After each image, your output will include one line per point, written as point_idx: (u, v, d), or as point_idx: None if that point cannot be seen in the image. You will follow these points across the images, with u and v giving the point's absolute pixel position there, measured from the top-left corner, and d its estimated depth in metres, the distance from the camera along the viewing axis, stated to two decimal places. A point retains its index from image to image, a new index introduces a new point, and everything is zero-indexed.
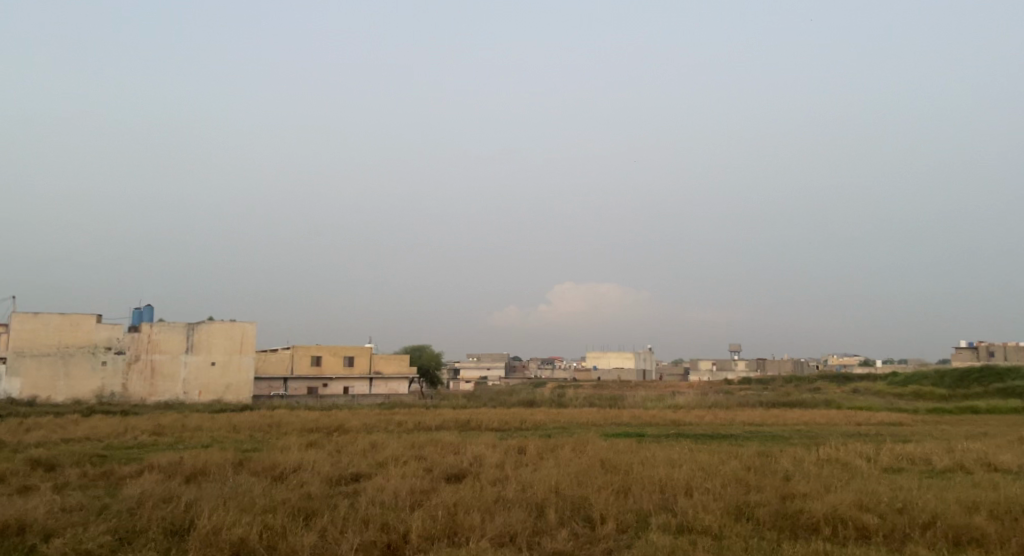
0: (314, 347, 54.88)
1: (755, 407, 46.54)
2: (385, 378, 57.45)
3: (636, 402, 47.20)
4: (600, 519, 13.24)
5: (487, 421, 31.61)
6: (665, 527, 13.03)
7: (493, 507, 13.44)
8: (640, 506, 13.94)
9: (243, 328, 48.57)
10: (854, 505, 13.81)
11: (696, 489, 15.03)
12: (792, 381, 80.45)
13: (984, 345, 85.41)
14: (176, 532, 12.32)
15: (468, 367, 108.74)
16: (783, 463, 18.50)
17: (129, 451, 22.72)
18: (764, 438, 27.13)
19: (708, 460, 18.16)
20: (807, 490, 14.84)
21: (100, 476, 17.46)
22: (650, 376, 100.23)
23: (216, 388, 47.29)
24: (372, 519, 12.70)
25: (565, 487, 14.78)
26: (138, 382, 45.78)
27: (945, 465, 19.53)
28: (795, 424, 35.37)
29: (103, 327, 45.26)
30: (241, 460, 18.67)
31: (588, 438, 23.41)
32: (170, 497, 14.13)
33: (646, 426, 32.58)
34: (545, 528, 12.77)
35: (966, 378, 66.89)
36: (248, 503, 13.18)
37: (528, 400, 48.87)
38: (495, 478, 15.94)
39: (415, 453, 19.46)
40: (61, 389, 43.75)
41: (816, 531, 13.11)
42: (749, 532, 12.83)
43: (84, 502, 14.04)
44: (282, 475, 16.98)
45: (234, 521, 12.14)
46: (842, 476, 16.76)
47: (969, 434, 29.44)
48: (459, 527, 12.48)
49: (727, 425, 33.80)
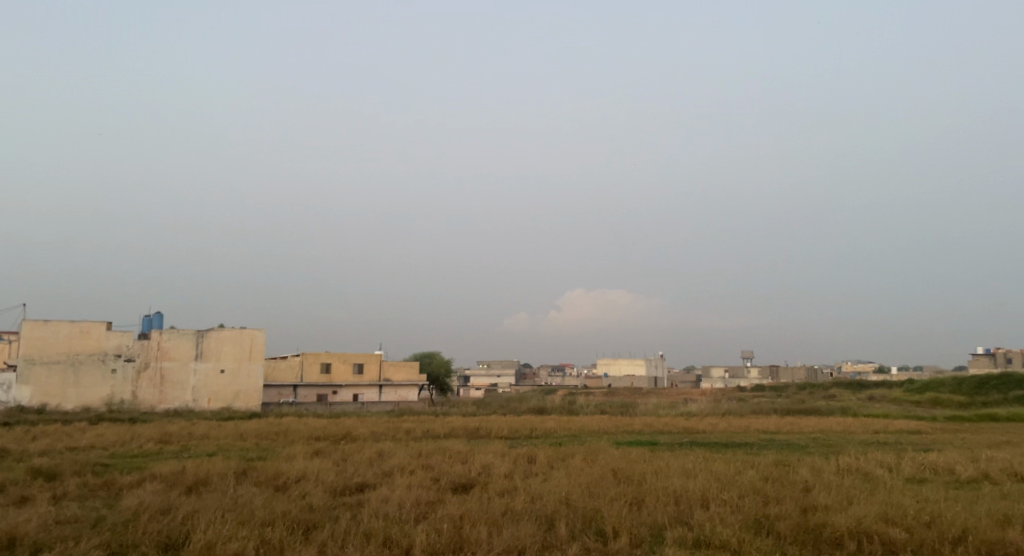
0: (324, 354, 54.55)
1: (769, 414, 45.85)
2: (394, 385, 56.95)
3: (648, 410, 46.51)
4: (613, 533, 12.67)
5: (497, 429, 31.10)
6: (680, 541, 12.49)
7: (501, 520, 12.90)
8: (654, 518, 13.40)
9: (253, 335, 48.19)
10: (879, 518, 13.23)
11: (712, 500, 14.47)
12: (805, 388, 79.50)
13: (1001, 352, 84.40)
14: (170, 547, 11.83)
15: (478, 374, 107.97)
16: (801, 473, 17.94)
17: (133, 459, 22.36)
18: (780, 447, 26.51)
19: (725, 470, 17.58)
20: (828, 503, 14.25)
21: (100, 486, 17.04)
22: (661, 382, 99.30)
23: (226, 396, 46.93)
24: (375, 532, 12.17)
25: (576, 498, 14.27)
26: (148, 389, 45.41)
27: (969, 475, 18.96)
28: (811, 432, 34.74)
29: (113, 334, 44.94)
30: (245, 470, 18.21)
31: (601, 446, 22.89)
32: (169, 508, 13.66)
33: (658, 434, 31.97)
34: (555, 543, 12.23)
35: (984, 385, 65.95)
36: (246, 515, 12.69)
37: (539, 407, 48.30)
38: (503, 489, 15.43)
39: (423, 462, 18.98)
40: (71, 397, 43.43)
41: (839, 545, 12.55)
42: (770, 547, 12.27)
43: (79, 515, 13.55)
44: (285, 485, 16.53)
45: (230, 535, 11.66)
46: (864, 487, 16.20)
47: (992, 443, 28.75)
48: (465, 541, 11.94)
49: (742, 432, 33.20)
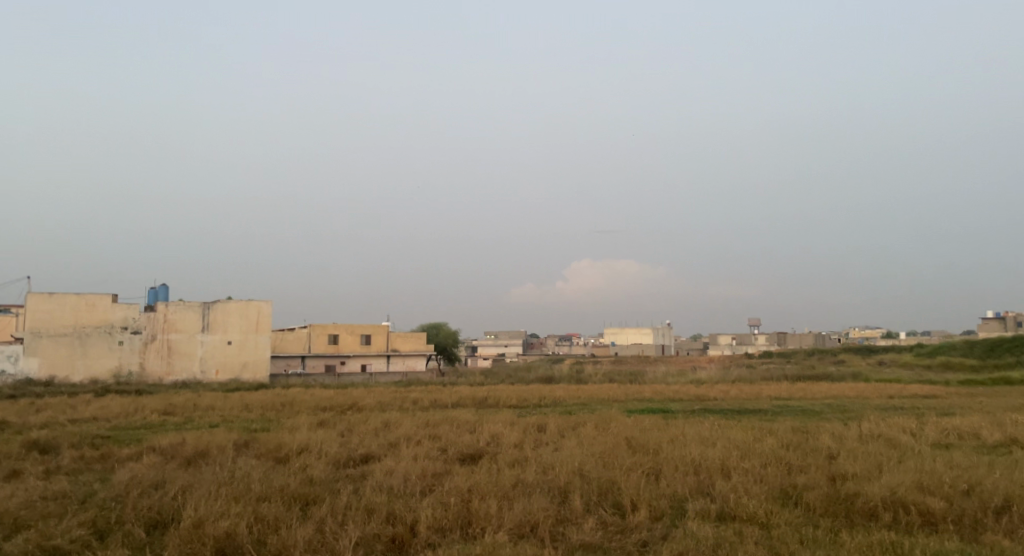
0: (332, 325, 53.92)
1: (780, 381, 45.14)
2: (402, 355, 56.28)
3: (657, 378, 45.84)
4: (631, 506, 11.96)
5: (505, 397, 30.45)
6: (703, 513, 11.78)
7: (512, 493, 12.17)
8: (674, 489, 12.67)
9: (259, 307, 47.49)
10: (914, 487, 12.68)
11: (733, 469, 13.78)
12: (814, 354, 78.66)
13: (1012, 315, 83.46)
14: (160, 525, 11.10)
15: (486, 343, 107.53)
16: (823, 439, 17.25)
17: (134, 431, 21.68)
18: (795, 414, 25.79)
19: (742, 438, 16.85)
20: (857, 471, 13.60)
21: (96, 459, 16.33)
22: (669, 349, 98.90)
23: (233, 367, 46.43)
24: (377, 508, 11.44)
25: (590, 468, 13.53)
26: (156, 361, 44.87)
27: (996, 440, 18.29)
28: (825, 398, 34.08)
29: (119, 306, 44.31)
30: (245, 442, 17.49)
31: (614, 414, 22.19)
32: (162, 482, 12.91)
33: (670, 401, 31.24)
34: (570, 517, 11.50)
35: (997, 347, 65.07)
36: (241, 489, 11.94)
37: (548, 376, 47.75)
38: (514, 459, 14.75)
39: (430, 432, 18.29)
40: (79, 369, 42.93)
41: (873, 517, 11.97)
42: (800, 520, 11.56)
43: (68, 488, 12.78)
44: (286, 457, 15.83)
45: (222, 512, 10.92)
46: (891, 453, 15.57)
47: (1013, 406, 28.12)
48: (474, 516, 11.21)
49: (755, 399, 32.46)
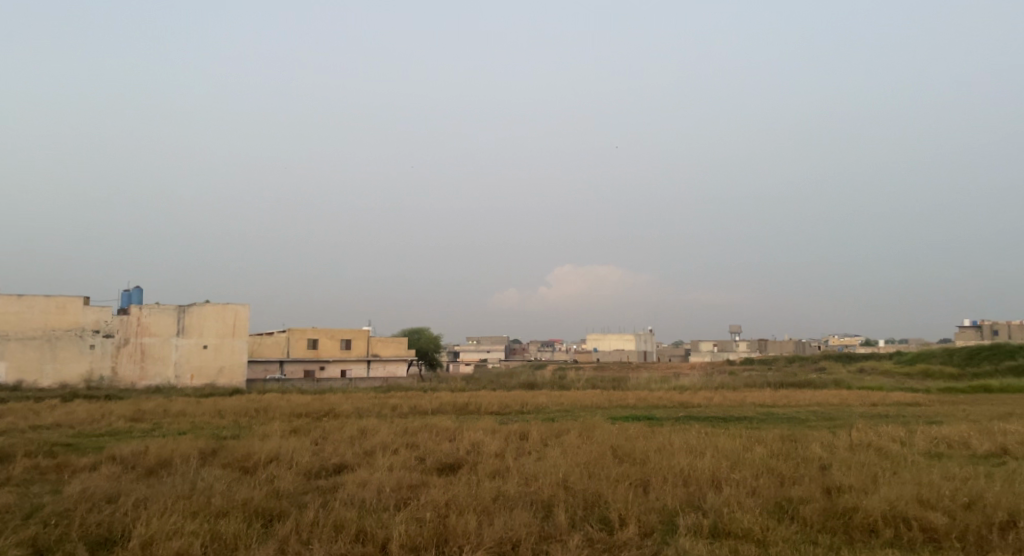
0: (310, 330, 52.88)
1: (763, 387, 44.58)
2: (382, 360, 55.58)
3: (640, 384, 45.23)
4: (618, 522, 11.23)
5: (486, 404, 29.62)
6: (694, 529, 11.09)
7: (491, 507, 11.41)
8: (663, 503, 11.95)
9: (236, 310, 46.41)
10: (914, 500, 12.03)
11: (726, 480, 13.09)
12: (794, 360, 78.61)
13: (988, 324, 83.66)
14: (109, 543, 10.28)
15: (468, 348, 106.83)
16: (813, 449, 16.56)
17: (97, 439, 20.70)
18: (780, 421, 25.17)
19: (731, 447, 16.11)
20: (853, 483, 12.94)
21: (52, 469, 15.42)
22: (650, 357, 98.65)
23: (208, 371, 45.31)
24: (346, 524, 10.66)
25: (575, 479, 12.79)
26: (128, 365, 43.75)
27: (987, 449, 17.70)
28: (807, 406, 33.52)
29: (91, 309, 43.20)
30: (212, 450, 16.60)
31: (595, 422, 21.44)
32: (116, 495, 12.06)
33: (653, 408, 30.54)
34: (554, 533, 10.76)
35: (976, 355, 64.98)
36: (201, 503, 11.11)
37: (529, 382, 46.97)
38: (493, 470, 13.99)
39: (407, 441, 17.48)
40: (48, 373, 41.78)
41: (873, 532, 11.33)
42: (797, 536, 10.88)
43: (13, 502, 11.89)
44: (254, 468, 14.99)
45: (176, 529, 10.10)
46: (886, 464, 14.91)
47: (997, 414, 27.58)
48: (450, 534, 10.43)
49: (738, 406, 31.79)
